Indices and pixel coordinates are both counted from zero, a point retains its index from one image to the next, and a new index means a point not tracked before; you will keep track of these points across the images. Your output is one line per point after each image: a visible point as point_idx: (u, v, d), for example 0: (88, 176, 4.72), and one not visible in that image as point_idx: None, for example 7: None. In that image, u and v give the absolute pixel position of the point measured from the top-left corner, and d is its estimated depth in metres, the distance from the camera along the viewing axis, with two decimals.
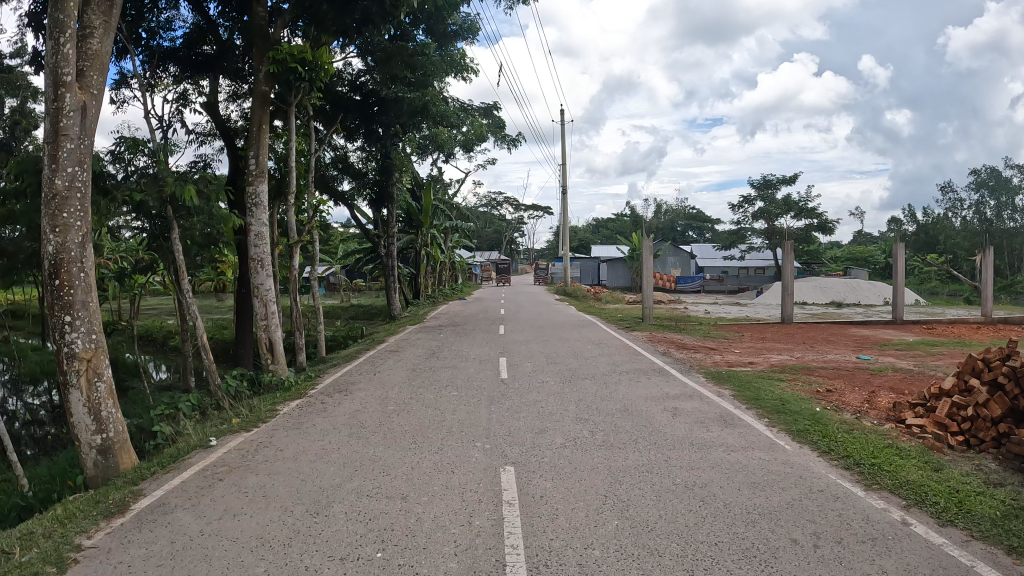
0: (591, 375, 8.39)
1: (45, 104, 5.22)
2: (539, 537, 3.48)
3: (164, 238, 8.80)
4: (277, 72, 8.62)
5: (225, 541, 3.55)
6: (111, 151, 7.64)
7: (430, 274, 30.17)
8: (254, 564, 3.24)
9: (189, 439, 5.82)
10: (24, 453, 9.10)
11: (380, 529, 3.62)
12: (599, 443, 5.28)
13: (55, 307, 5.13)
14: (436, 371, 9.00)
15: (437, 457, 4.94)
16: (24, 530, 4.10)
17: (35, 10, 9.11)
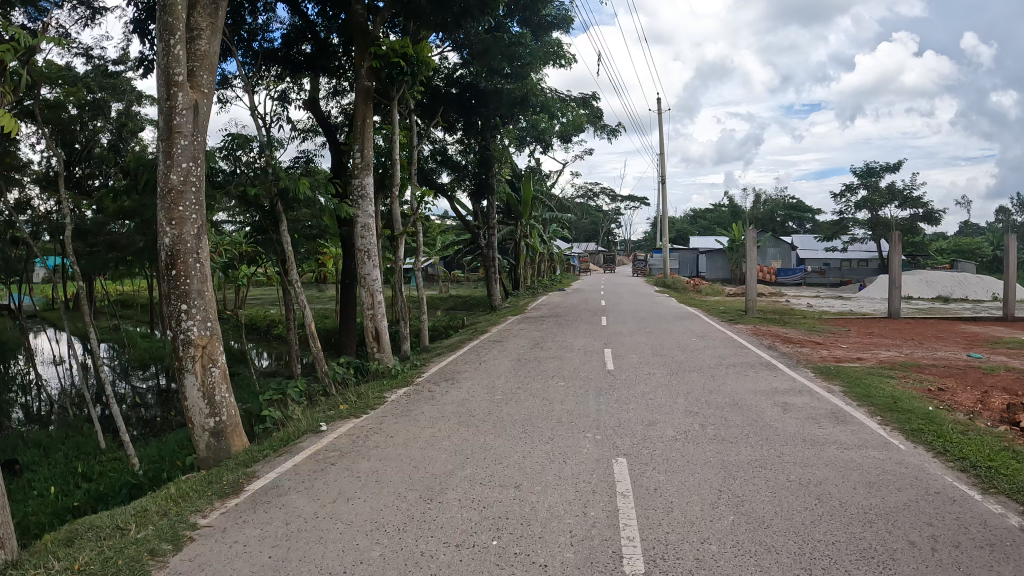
0: (697, 368, 8.25)
1: (159, 104, 5.49)
2: (656, 530, 3.44)
3: (268, 232, 9.17)
4: (378, 67, 8.89)
5: (340, 524, 3.67)
6: (223, 147, 8.02)
7: (531, 265, 30.15)
8: (369, 548, 3.32)
9: (299, 424, 6.03)
10: (135, 434, 9.65)
11: (494, 517, 3.66)
12: (710, 437, 5.18)
13: (172, 296, 5.41)
14: (541, 361, 9.05)
15: (548, 447, 4.95)
16: (139, 507, 4.34)
17: (140, 17, 9.61)
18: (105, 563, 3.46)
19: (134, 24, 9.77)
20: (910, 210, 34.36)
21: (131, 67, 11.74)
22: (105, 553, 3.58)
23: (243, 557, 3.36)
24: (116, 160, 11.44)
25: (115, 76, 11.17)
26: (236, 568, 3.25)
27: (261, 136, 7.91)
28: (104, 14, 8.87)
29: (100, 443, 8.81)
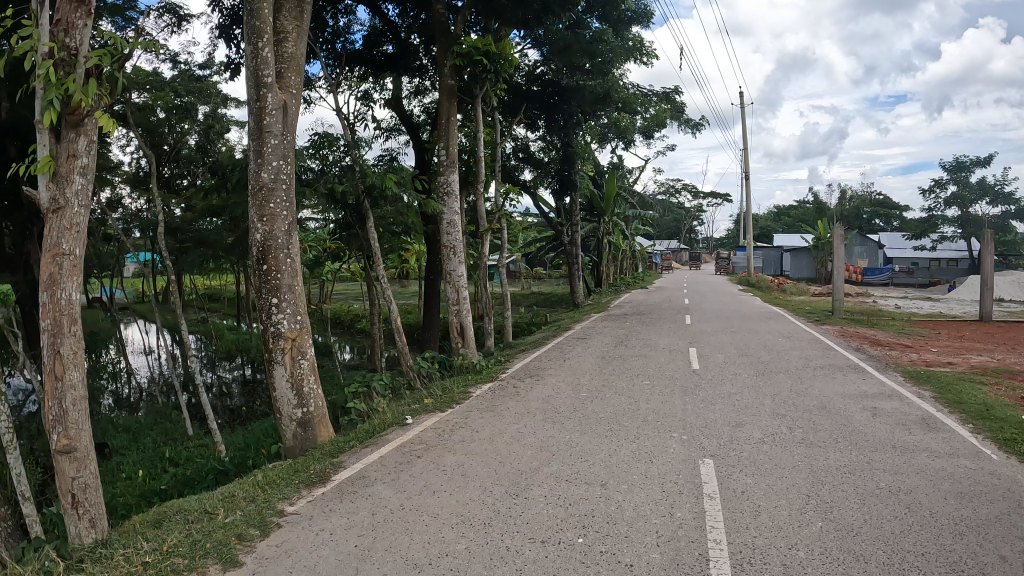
0: (783, 369, 8.06)
1: (250, 105, 5.71)
2: (743, 534, 3.39)
3: (353, 228, 9.56)
4: (461, 66, 9.19)
5: (426, 516, 3.75)
6: (312, 147, 8.34)
7: (611, 263, 29.83)
8: (454, 541, 3.39)
9: (385, 417, 6.20)
10: (220, 422, 10.06)
11: (579, 515, 3.68)
12: (798, 441, 5.05)
13: (264, 290, 5.64)
14: (626, 359, 9.02)
15: (633, 446, 4.94)
16: (228, 492, 4.53)
17: (225, 22, 10.01)
18: (195, 546, 3.62)
19: (219, 30, 10.17)
20: (1004, 207, 32.47)
21: (216, 71, 12.21)
22: (194, 536, 3.75)
23: (330, 544, 3.48)
24: (203, 160, 11.93)
25: (201, 80, 11.61)
26: (323, 555, 3.37)
27: (345, 135, 8.20)
28: (190, 21, 9.24)
29: (187, 430, 9.22)
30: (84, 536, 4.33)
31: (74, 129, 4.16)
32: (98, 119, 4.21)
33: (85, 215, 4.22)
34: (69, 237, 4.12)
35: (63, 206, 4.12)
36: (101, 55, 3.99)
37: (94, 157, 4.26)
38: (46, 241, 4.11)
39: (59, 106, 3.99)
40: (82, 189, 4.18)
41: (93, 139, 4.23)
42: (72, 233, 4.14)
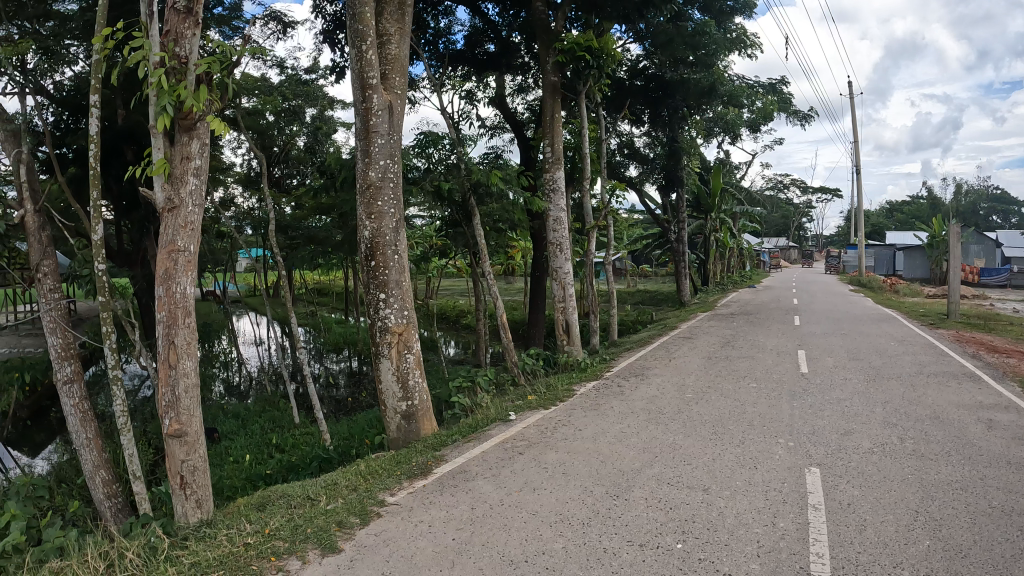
0: (894, 375, 7.64)
1: (356, 107, 5.93)
2: (845, 549, 3.28)
3: (460, 227, 9.91)
4: (563, 62, 9.16)
5: (525, 513, 3.85)
6: (417, 146, 8.59)
7: (717, 261, 29.11)
8: (552, 540, 3.48)
9: (490, 412, 6.37)
10: (326, 411, 10.49)
11: (681, 520, 3.70)
12: (909, 452, 4.78)
13: (373, 285, 5.86)
14: (731, 360, 8.82)
15: (738, 451, 4.87)
16: (331, 480, 4.70)
17: (329, 28, 10.41)
18: (296, 530, 3.80)
19: (324, 35, 10.58)
20: None
21: (322, 75, 12.71)
22: (295, 521, 3.92)
23: (428, 536, 3.61)
24: (311, 161, 12.47)
25: (308, 84, 12.13)
26: (422, 545, 3.50)
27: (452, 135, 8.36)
28: (294, 28, 9.65)
29: (294, 418, 9.65)
30: (189, 515, 4.60)
31: (187, 133, 4.44)
32: (208, 123, 4.47)
33: (199, 213, 4.50)
34: (184, 234, 4.41)
35: (178, 205, 4.42)
36: (209, 63, 4.23)
37: (206, 159, 4.54)
38: (163, 238, 4.42)
39: (171, 111, 4.24)
40: (195, 189, 4.46)
41: (205, 142, 4.51)
42: (186, 230, 4.43)
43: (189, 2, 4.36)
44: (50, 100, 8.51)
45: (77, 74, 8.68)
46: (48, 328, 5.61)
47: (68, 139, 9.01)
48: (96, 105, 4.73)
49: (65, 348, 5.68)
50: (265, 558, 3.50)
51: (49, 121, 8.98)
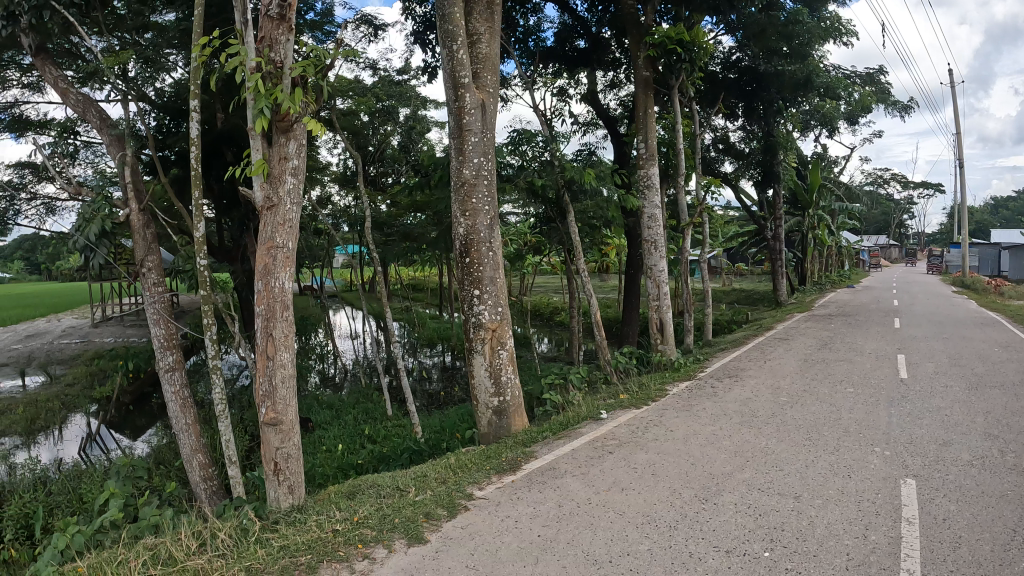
0: (1001, 384, 7.09)
1: (450, 106, 6.09)
2: (939, 567, 3.10)
3: (554, 223, 9.79)
4: (655, 56, 9.12)
5: (611, 513, 3.90)
6: (511, 144, 8.62)
7: (815, 260, 27.95)
8: (638, 541, 3.51)
9: (580, 410, 6.40)
10: (419, 405, 10.69)
11: (769, 527, 3.62)
12: (1013, 467, 4.43)
13: (467, 282, 6.05)
14: (828, 363, 8.45)
15: (831, 458, 4.67)
16: (421, 473, 4.81)
17: (419, 29, 10.64)
18: (384, 520, 3.91)
19: (415, 37, 10.80)
20: None
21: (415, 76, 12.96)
22: (383, 511, 4.03)
23: (515, 531, 3.71)
24: (405, 159, 12.74)
25: (401, 84, 12.37)
26: (508, 540, 3.60)
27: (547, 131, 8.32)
28: (384, 30, 9.91)
29: (386, 410, 9.89)
30: (283, 500, 4.77)
31: (285, 134, 4.66)
32: (304, 124, 4.67)
33: (296, 211, 4.73)
34: (282, 231, 4.64)
35: (277, 204, 4.65)
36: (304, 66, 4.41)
37: (302, 158, 4.75)
38: (262, 236, 4.66)
39: (268, 113, 4.45)
40: (293, 188, 4.69)
41: (301, 143, 4.72)
42: (284, 228, 4.65)
43: (283, 10, 4.57)
44: (153, 106, 9.02)
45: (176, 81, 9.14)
46: (153, 320, 6.03)
47: (171, 141, 9.61)
48: (195, 109, 4.98)
49: (169, 339, 6.04)
50: (352, 545, 3.62)
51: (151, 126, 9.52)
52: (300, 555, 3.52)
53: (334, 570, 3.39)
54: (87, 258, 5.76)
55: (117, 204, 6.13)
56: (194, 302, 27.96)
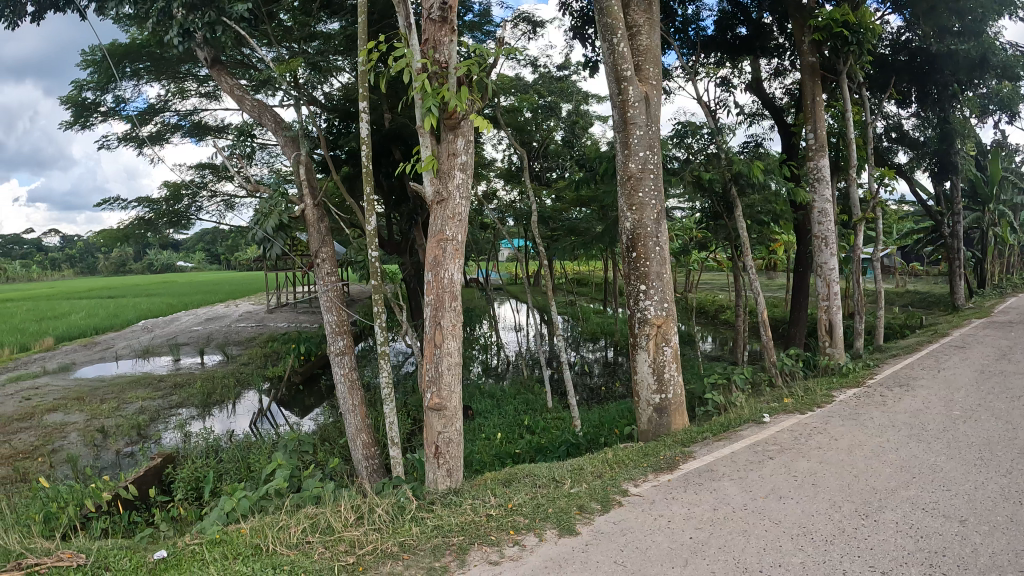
0: None
1: (614, 99, 6.41)
2: None
3: (721, 219, 9.52)
4: (819, 40, 8.80)
5: (768, 521, 3.92)
6: (675, 136, 8.67)
7: (1007, 258, 25.10)
8: (791, 553, 3.51)
9: (742, 412, 6.38)
10: (579, 399, 10.33)
11: (929, 551, 3.42)
12: None
13: (634, 276, 6.29)
14: (1013, 375, 7.62)
15: (1005, 482, 4.25)
16: (579, 465, 5.10)
17: (577, 24, 10.76)
18: (538, 509, 4.23)
19: (574, 32, 10.91)
20: None
21: (574, 71, 12.88)
22: (537, 501, 4.36)
23: (667, 531, 3.87)
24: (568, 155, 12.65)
25: (561, 80, 12.35)
26: (660, 539, 3.77)
27: (710, 122, 8.37)
28: (543, 26, 10.05)
29: (547, 402, 9.29)
30: (439, 482, 5.03)
31: (453, 131, 4.93)
32: (469, 121, 4.90)
33: (465, 205, 4.98)
34: (452, 224, 4.91)
35: (447, 198, 4.93)
36: (469, 66, 4.59)
37: (470, 154, 5.00)
38: (434, 228, 4.97)
39: (436, 111, 4.65)
40: (461, 182, 4.95)
41: (469, 139, 4.97)
42: (454, 221, 4.93)
43: (444, 12, 4.72)
44: (323, 109, 9.79)
45: (344, 86, 9.83)
46: (326, 306, 6.62)
47: (342, 142, 10.30)
48: (365, 110, 5.31)
49: (340, 325, 6.63)
50: (505, 531, 3.97)
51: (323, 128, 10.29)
52: (452, 537, 3.91)
53: (484, 552, 3.72)
54: (266, 249, 6.24)
55: (294, 200, 6.60)
56: (361, 295, 29.60)
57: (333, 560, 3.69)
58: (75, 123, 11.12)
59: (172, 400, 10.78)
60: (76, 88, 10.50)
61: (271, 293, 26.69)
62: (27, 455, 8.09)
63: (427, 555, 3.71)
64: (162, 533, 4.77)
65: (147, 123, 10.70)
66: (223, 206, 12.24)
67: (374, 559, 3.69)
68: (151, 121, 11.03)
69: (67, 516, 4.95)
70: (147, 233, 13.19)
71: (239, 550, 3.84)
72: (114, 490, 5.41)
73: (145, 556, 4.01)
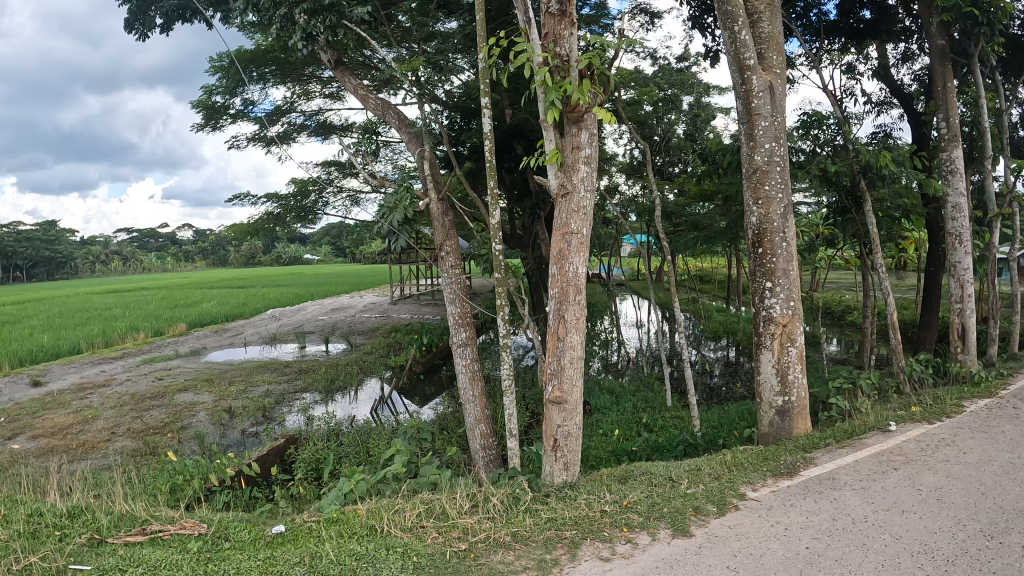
0: None
1: (737, 89, 6.26)
2: None
3: (850, 213, 9.07)
4: (949, 22, 8.27)
5: (887, 536, 3.75)
6: (800, 128, 8.37)
7: None
8: (910, 571, 3.36)
9: (866, 419, 6.08)
10: (698, 399, 10.00)
11: None
12: None
13: (760, 273, 6.12)
14: None
15: None
16: (696, 466, 5.04)
17: (695, 13, 10.53)
18: (653, 507, 4.23)
19: (693, 22, 10.69)
20: None
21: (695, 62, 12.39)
22: (652, 499, 4.35)
23: (783, 539, 3.77)
24: (691, 149, 11.95)
25: (681, 72, 12.07)
26: (774, 547, 3.68)
27: (837, 111, 8.06)
28: (661, 16, 9.88)
29: (666, 401, 9.02)
30: (557, 475, 5.11)
31: (576, 125, 4.96)
32: (593, 114, 4.90)
33: (589, 198, 5.00)
34: (577, 218, 4.97)
35: (572, 191, 4.97)
36: (590, 57, 4.62)
37: (595, 147, 5.01)
38: (559, 222, 5.05)
39: (559, 104, 4.65)
40: (586, 176, 4.97)
41: (592, 132, 4.98)
42: (579, 214, 4.98)
43: (562, 6, 4.86)
44: (444, 105, 9.92)
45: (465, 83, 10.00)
46: (449, 299, 6.79)
47: (464, 138, 10.45)
48: (487, 105, 5.42)
49: (462, 317, 6.76)
50: (617, 527, 3.98)
51: (445, 125, 10.53)
52: (564, 530, 3.97)
53: (596, 548, 3.76)
54: (391, 242, 6.53)
55: (419, 195, 6.86)
56: (479, 290, 30.04)
57: (445, 545, 3.83)
58: (207, 124, 11.88)
59: (297, 385, 11.38)
60: (207, 93, 11.21)
61: (392, 286, 27.58)
62: (160, 430, 8.75)
63: (539, 547, 3.78)
64: (280, 509, 5.03)
65: (273, 124, 11.32)
66: (348, 201, 12.82)
67: (486, 547, 3.80)
68: (280, 122, 11.66)
69: (191, 488, 5.32)
70: (275, 227, 13.99)
71: (353, 530, 4.07)
72: (237, 466, 5.73)
73: (263, 529, 4.27)
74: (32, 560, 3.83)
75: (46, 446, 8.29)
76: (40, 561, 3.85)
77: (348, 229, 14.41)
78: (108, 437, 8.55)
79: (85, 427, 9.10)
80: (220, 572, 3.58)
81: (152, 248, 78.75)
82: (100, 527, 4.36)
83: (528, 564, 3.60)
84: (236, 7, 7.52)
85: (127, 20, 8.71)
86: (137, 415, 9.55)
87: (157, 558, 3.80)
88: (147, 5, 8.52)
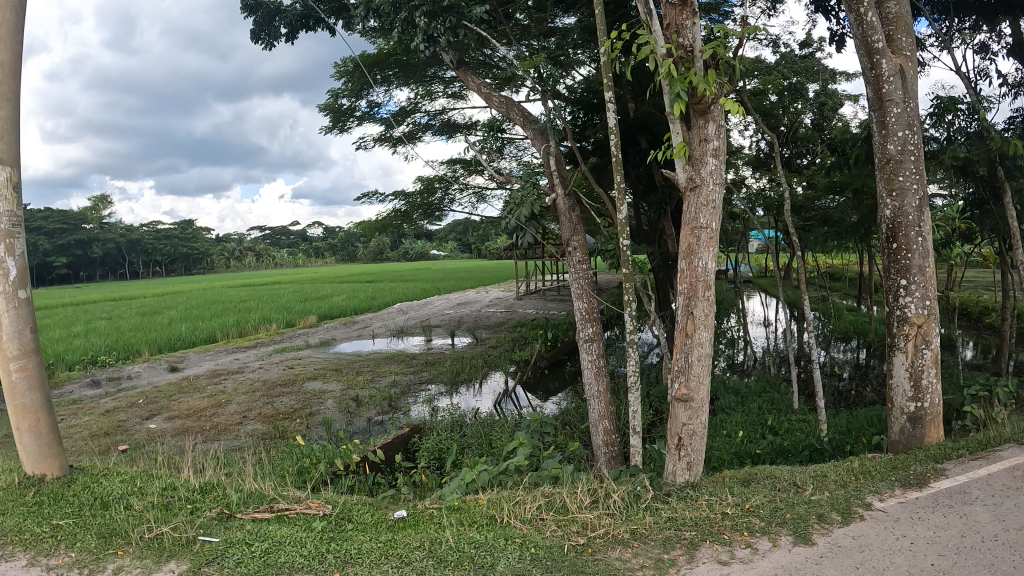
0: None
1: (866, 74, 5.91)
2: None
3: (987, 206, 8.35)
4: None
5: (1018, 557, 3.45)
6: (931, 114, 7.82)
7: None
8: None
9: (1002, 430, 5.61)
10: (825, 402, 9.54)
11: None
12: None
13: (893, 270, 5.75)
14: None
15: None
16: (821, 472, 4.81)
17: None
18: (776, 513, 4.08)
19: (815, 5, 10.15)
20: None
21: (818, 47, 11.73)
22: (775, 504, 4.20)
23: (906, 554, 3.54)
24: (818, 139, 11.27)
25: (804, 58, 11.48)
26: (897, 561, 3.46)
27: (972, 95, 7.45)
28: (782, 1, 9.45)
29: (793, 402, 8.65)
30: (679, 475, 5.03)
31: (703, 117, 4.82)
32: (720, 104, 4.75)
33: (718, 192, 4.86)
34: (705, 212, 4.84)
35: (699, 185, 4.86)
36: (713, 47, 4.49)
37: (722, 139, 4.84)
38: (688, 216, 4.95)
39: (684, 96, 4.58)
40: (714, 169, 4.82)
41: (720, 123, 4.82)
42: (707, 208, 4.84)
43: None
44: (565, 100, 9.93)
45: (585, 78, 9.96)
46: (576, 294, 6.83)
47: (587, 134, 10.28)
48: (611, 100, 5.40)
49: (589, 312, 6.76)
50: (738, 531, 3.87)
51: (568, 121, 10.47)
52: (684, 530, 3.90)
53: (715, 551, 3.67)
54: (518, 238, 6.69)
55: (545, 191, 6.92)
56: (604, 285, 29.73)
57: (563, 539, 3.85)
58: (336, 127, 12.48)
59: (422, 377, 11.78)
60: (333, 96, 11.76)
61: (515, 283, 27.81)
62: (289, 416, 9.29)
63: (657, 546, 3.74)
64: (401, 494, 5.23)
65: (397, 124, 11.70)
66: (475, 197, 13.00)
67: (603, 544, 3.80)
68: (404, 122, 12.05)
69: (318, 471, 5.66)
70: (402, 223, 14.49)
71: (474, 519, 4.17)
72: (362, 453, 6.01)
73: (384, 513, 4.45)
74: (163, 530, 4.19)
75: (183, 427, 9.00)
76: (171, 531, 4.20)
77: (472, 225, 14.64)
78: (240, 421, 9.17)
79: (218, 410, 9.79)
80: (342, 551, 3.77)
81: (284, 245, 83.52)
82: (230, 503, 4.70)
83: (645, 563, 3.57)
84: (358, 14, 7.83)
85: (253, 31, 9.21)
86: (267, 401, 10.17)
87: (283, 534, 4.06)
88: (272, 16, 9.01)
